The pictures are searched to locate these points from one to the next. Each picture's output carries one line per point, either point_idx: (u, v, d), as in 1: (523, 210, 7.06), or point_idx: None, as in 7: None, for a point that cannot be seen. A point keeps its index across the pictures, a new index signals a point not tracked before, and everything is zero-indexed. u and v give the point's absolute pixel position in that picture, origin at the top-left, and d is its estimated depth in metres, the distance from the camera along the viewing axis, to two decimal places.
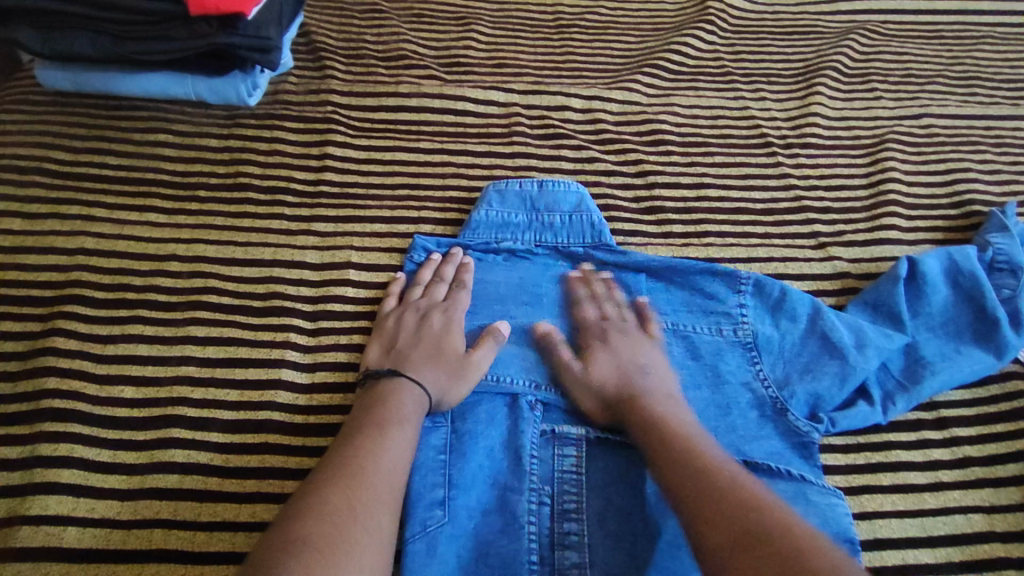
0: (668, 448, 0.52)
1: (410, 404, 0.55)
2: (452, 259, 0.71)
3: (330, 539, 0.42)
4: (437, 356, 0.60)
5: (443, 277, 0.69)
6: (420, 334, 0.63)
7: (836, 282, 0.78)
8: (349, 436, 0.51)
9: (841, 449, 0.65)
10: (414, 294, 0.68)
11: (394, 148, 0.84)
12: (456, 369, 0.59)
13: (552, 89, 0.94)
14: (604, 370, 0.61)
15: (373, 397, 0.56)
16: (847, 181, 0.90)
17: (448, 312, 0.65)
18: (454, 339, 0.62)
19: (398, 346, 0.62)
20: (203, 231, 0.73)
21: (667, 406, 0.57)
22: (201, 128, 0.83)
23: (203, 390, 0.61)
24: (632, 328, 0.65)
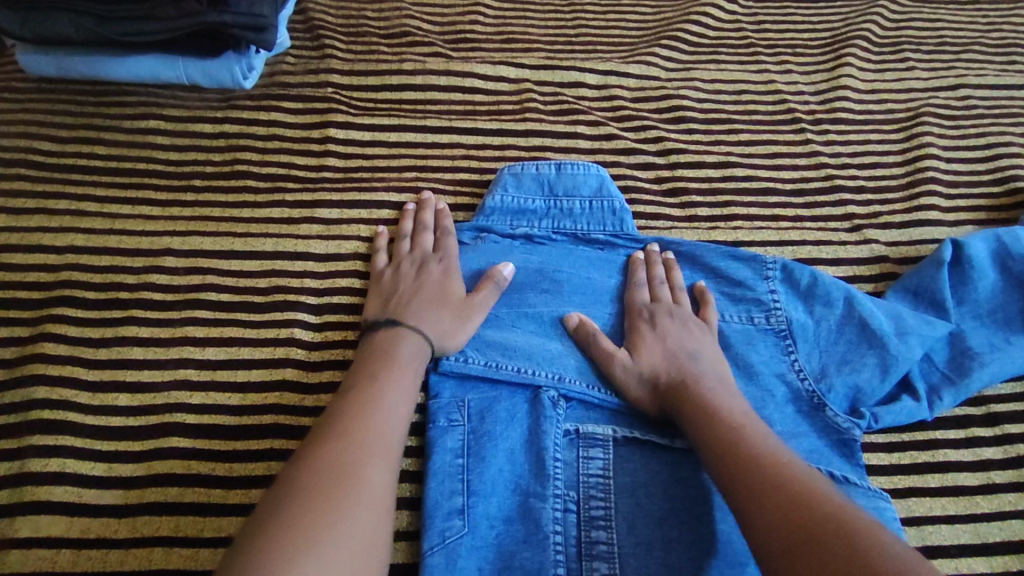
0: (713, 438, 0.50)
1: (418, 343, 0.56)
2: (427, 207, 0.70)
3: (349, 461, 0.44)
4: (435, 303, 0.59)
5: (425, 225, 0.68)
6: (415, 282, 0.61)
7: (873, 267, 0.74)
8: (334, 418, 0.48)
9: (883, 448, 0.61)
10: (402, 245, 0.66)
11: (399, 128, 0.79)
12: (457, 315, 0.59)
13: (565, 64, 0.88)
14: (640, 357, 0.57)
15: (362, 376, 0.52)
16: (881, 158, 0.84)
17: (441, 259, 0.64)
18: (451, 283, 0.61)
19: (397, 298, 0.60)
20: (199, 223, 0.69)
21: (710, 389, 0.53)
22: (194, 113, 0.79)
23: (203, 394, 0.58)
24: (658, 311, 0.61)
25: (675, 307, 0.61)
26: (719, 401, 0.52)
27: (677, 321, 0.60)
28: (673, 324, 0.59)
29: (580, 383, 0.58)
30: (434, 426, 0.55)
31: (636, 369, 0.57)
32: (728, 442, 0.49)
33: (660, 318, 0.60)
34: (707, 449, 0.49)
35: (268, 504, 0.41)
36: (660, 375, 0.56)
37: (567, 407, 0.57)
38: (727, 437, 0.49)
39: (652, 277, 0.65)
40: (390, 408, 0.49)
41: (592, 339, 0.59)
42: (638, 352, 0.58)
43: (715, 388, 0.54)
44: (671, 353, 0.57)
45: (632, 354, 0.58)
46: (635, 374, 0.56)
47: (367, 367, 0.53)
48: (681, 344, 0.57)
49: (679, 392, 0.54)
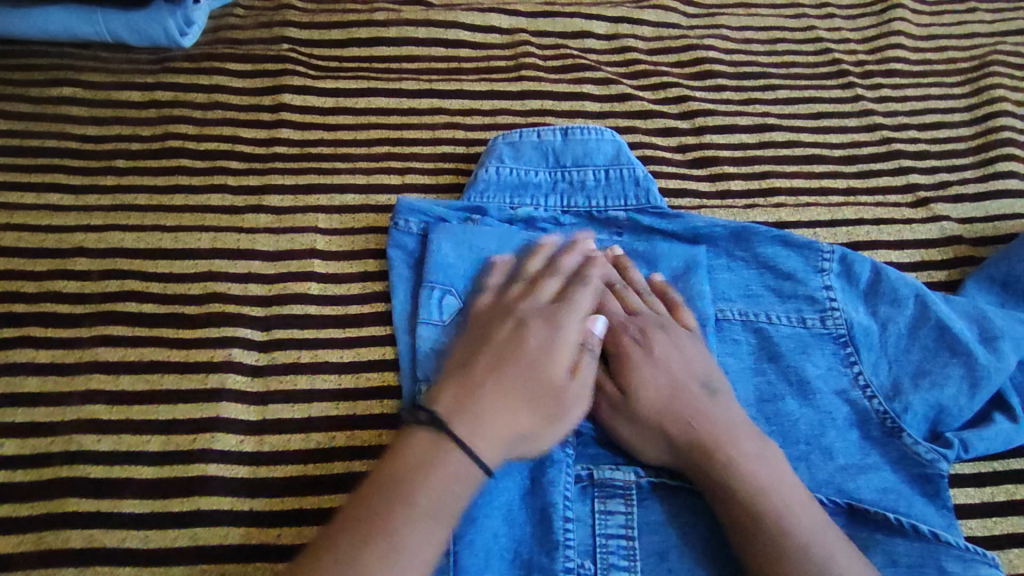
0: (754, 541, 0.39)
1: (495, 437, 0.40)
2: (574, 248, 0.51)
3: None
4: (525, 392, 0.42)
5: (559, 270, 0.49)
6: (509, 345, 0.44)
7: (945, 250, 0.61)
8: (348, 544, 0.36)
9: (973, 482, 0.50)
10: (512, 290, 0.48)
11: (368, 91, 0.66)
12: (546, 413, 0.42)
13: (568, 10, 0.74)
14: (641, 391, 0.45)
15: (394, 478, 0.38)
16: (946, 117, 0.70)
17: (555, 321, 0.45)
18: (554, 361, 0.44)
19: (478, 362, 0.43)
20: (120, 214, 0.56)
21: (743, 462, 0.41)
22: (119, 77, 0.64)
23: (113, 439, 0.47)
24: (644, 323, 0.48)
25: (660, 316, 0.49)
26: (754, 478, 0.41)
27: (669, 338, 0.47)
28: (663, 339, 0.47)
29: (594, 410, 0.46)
30: None
31: (636, 415, 0.44)
32: (774, 550, 0.38)
33: (649, 335, 0.47)
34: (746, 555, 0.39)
35: None
36: (670, 428, 0.43)
37: (577, 444, 0.46)
38: (774, 547, 0.39)
39: (621, 279, 0.51)
40: (424, 532, 0.37)
41: None
42: (638, 389, 0.45)
43: (748, 455, 0.42)
44: (677, 385, 0.45)
45: (622, 386, 0.45)
46: (637, 431, 0.44)
47: (403, 468, 0.38)
48: (687, 374, 0.45)
49: (699, 463, 0.42)
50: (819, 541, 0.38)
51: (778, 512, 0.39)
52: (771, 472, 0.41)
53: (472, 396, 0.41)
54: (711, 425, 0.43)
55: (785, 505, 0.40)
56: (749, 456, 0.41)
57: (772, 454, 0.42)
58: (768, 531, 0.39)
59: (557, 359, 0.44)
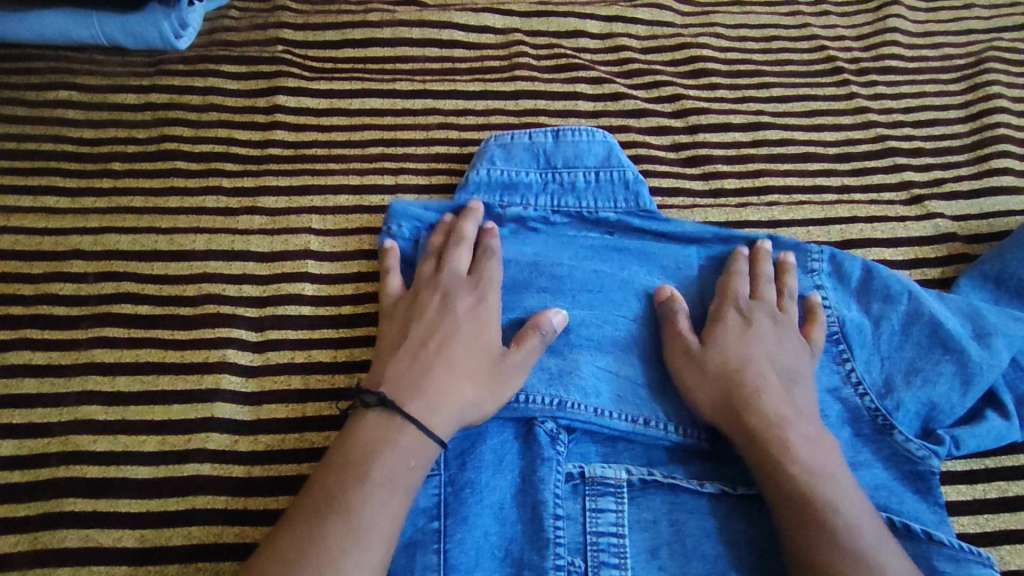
0: (797, 516, 0.40)
1: (445, 404, 0.42)
2: (472, 215, 0.53)
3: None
4: (459, 361, 0.44)
5: (463, 240, 0.51)
6: (434, 322, 0.46)
7: (939, 248, 0.61)
8: (309, 525, 0.37)
9: (964, 479, 0.50)
10: (428, 269, 0.50)
11: (362, 93, 0.66)
12: (490, 381, 0.44)
13: (562, 9, 0.74)
14: (725, 369, 0.46)
15: (350, 456, 0.39)
16: (941, 114, 0.70)
17: (473, 294, 0.48)
18: (482, 332, 0.46)
19: (411, 344, 0.45)
20: (116, 216, 0.56)
21: (798, 443, 0.42)
22: (114, 80, 0.65)
23: (109, 439, 0.47)
24: (759, 311, 0.49)
25: (777, 310, 0.50)
26: (809, 457, 0.41)
27: (776, 329, 0.48)
28: (771, 329, 0.48)
29: (586, 408, 0.46)
30: None
31: (711, 388, 0.45)
32: (817, 527, 0.39)
33: (758, 320, 0.49)
34: (787, 530, 0.40)
35: None
36: (739, 402, 0.44)
37: (569, 441, 0.46)
38: (821, 528, 0.39)
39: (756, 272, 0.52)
40: (382, 502, 0.38)
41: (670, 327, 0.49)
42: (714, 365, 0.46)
43: (808, 437, 0.42)
44: (761, 365, 0.46)
45: (715, 356, 0.46)
46: (709, 402, 0.45)
47: (357, 445, 0.40)
48: (776, 360, 0.46)
49: (760, 435, 0.43)
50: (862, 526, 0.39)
51: (825, 494, 0.40)
52: (827, 458, 0.42)
53: (412, 371, 0.43)
54: (781, 405, 0.44)
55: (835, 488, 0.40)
56: (806, 437, 0.42)
57: (827, 440, 0.43)
58: (814, 509, 0.39)
59: (484, 330, 0.46)
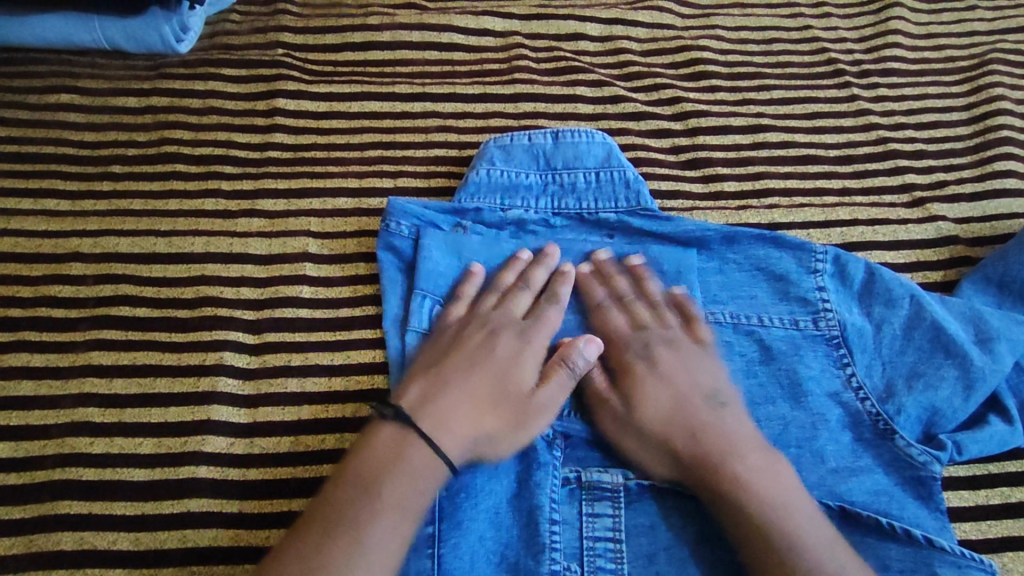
0: (759, 551, 0.39)
1: (455, 440, 0.41)
2: (545, 262, 0.52)
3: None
4: (487, 399, 0.44)
5: (530, 285, 0.51)
6: (477, 353, 0.46)
7: (941, 250, 0.60)
8: (317, 543, 0.36)
9: (966, 485, 0.50)
10: (485, 303, 0.50)
11: (362, 96, 0.66)
12: (513, 423, 0.44)
13: (562, 12, 0.74)
14: (643, 410, 0.45)
15: (363, 471, 0.39)
16: (944, 116, 0.69)
17: (524, 336, 0.48)
18: (521, 373, 0.46)
19: (445, 369, 0.45)
20: (115, 219, 0.57)
21: (748, 474, 0.41)
22: (115, 84, 0.65)
23: (106, 442, 0.47)
24: (649, 342, 0.48)
25: (666, 331, 0.49)
26: (756, 492, 0.41)
27: (670, 355, 0.47)
28: (670, 356, 0.47)
29: (582, 416, 0.47)
30: None
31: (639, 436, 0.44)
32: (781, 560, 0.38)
33: (660, 354, 0.47)
34: (754, 564, 0.40)
35: None
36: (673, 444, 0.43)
37: (566, 447, 0.46)
38: (780, 557, 0.39)
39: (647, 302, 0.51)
40: (391, 520, 0.38)
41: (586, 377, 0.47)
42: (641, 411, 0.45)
43: (755, 469, 0.41)
44: (679, 401, 0.45)
45: (625, 404, 0.46)
46: (640, 452, 0.44)
47: (370, 460, 0.40)
48: (690, 390, 0.45)
49: (705, 471, 0.42)
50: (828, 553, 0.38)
51: (782, 524, 0.39)
52: (779, 484, 0.41)
53: (441, 396, 0.43)
54: (716, 440, 0.43)
55: (792, 518, 0.40)
56: (754, 468, 0.41)
57: (779, 466, 0.42)
58: (773, 543, 0.39)
59: (522, 370, 0.46)
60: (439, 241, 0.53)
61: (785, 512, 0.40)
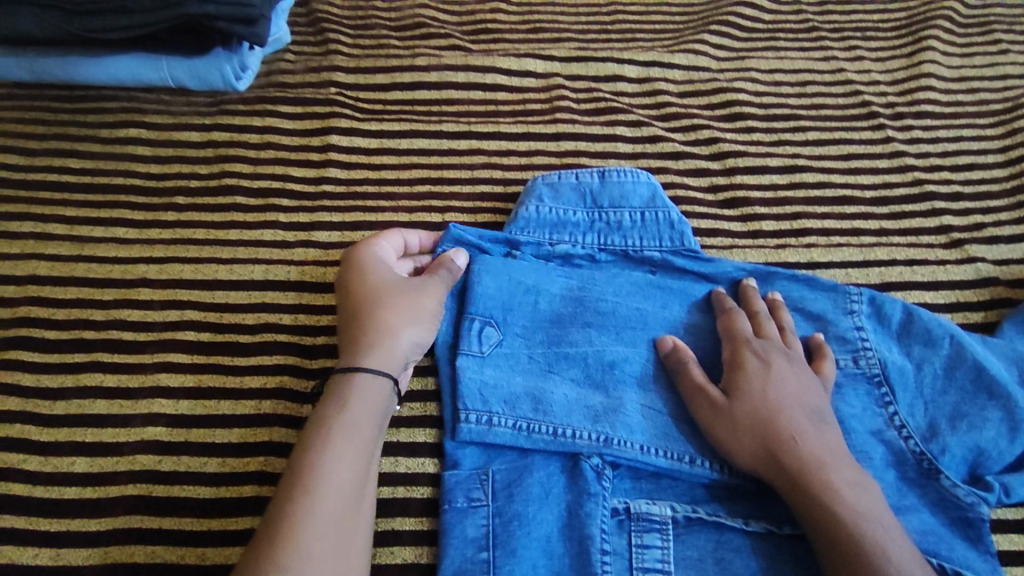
0: (842, 546, 0.40)
1: (383, 348, 0.46)
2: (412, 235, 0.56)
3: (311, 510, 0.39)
4: (378, 311, 0.48)
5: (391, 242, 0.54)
6: (354, 285, 0.50)
7: (981, 291, 0.61)
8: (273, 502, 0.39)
9: (1016, 528, 0.49)
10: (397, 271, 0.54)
11: (410, 133, 0.69)
12: (413, 311, 0.49)
13: (600, 55, 0.77)
14: (742, 403, 0.46)
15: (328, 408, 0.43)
16: (979, 158, 0.71)
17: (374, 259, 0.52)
18: (392, 284, 0.50)
19: (345, 316, 0.49)
20: (180, 247, 0.59)
21: (839, 485, 0.42)
22: (180, 119, 0.69)
23: (172, 460, 0.49)
24: (768, 348, 0.49)
25: (776, 341, 0.50)
26: (848, 498, 0.42)
27: (793, 366, 0.48)
28: (785, 365, 0.48)
29: (632, 445, 0.47)
30: (450, 508, 0.45)
31: (740, 431, 0.45)
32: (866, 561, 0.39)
33: (773, 357, 0.48)
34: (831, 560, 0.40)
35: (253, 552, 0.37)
36: (774, 441, 0.44)
37: (613, 476, 0.47)
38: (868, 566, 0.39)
39: (756, 313, 0.52)
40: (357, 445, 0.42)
41: (684, 369, 0.49)
42: (738, 409, 0.46)
43: (848, 481, 0.42)
44: (782, 404, 0.45)
45: (736, 393, 0.46)
46: (734, 440, 0.45)
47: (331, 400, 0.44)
48: (801, 397, 0.46)
49: (794, 474, 0.43)
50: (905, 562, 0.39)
51: (871, 535, 0.40)
52: (867, 493, 0.42)
53: (347, 331, 0.48)
54: (816, 446, 0.44)
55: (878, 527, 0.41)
56: (847, 480, 0.42)
57: (868, 484, 0.43)
58: (856, 545, 0.40)
59: (383, 276, 0.50)
60: (488, 266, 0.53)
61: (875, 520, 0.41)
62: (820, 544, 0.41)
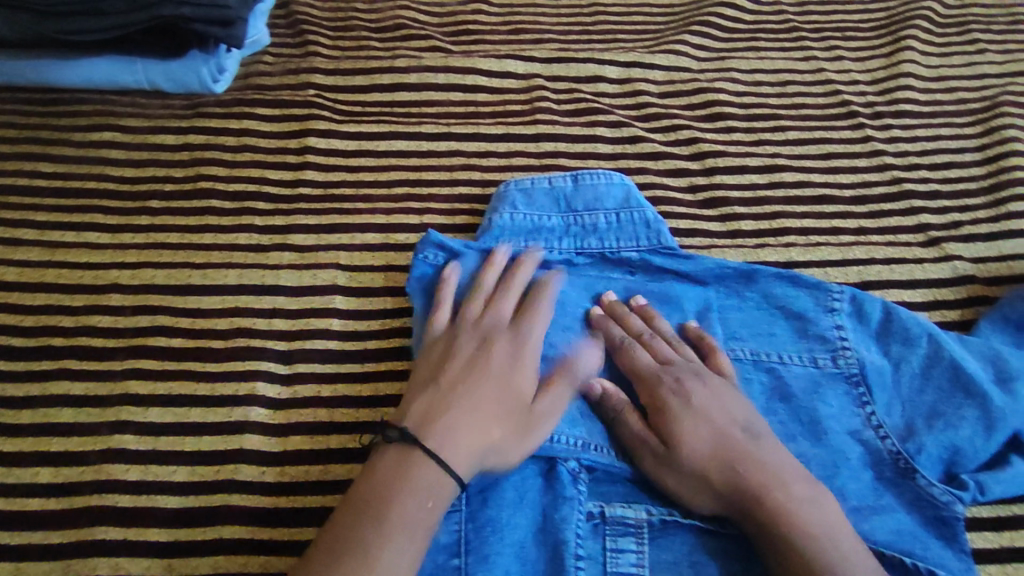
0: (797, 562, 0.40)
1: (464, 450, 0.43)
2: (524, 266, 0.54)
3: (373, 528, 0.39)
4: (491, 410, 0.45)
5: (513, 289, 0.52)
6: (473, 367, 0.47)
7: (958, 290, 0.61)
8: (348, 511, 0.41)
9: (991, 526, 0.49)
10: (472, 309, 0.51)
11: (389, 135, 0.69)
12: (517, 420, 0.46)
13: (581, 56, 0.77)
14: (681, 441, 0.45)
15: (408, 453, 0.42)
16: (957, 157, 0.71)
17: (511, 339, 0.49)
18: (514, 383, 0.47)
19: (441, 381, 0.46)
20: (153, 252, 0.59)
21: (792, 505, 0.42)
22: (154, 122, 0.68)
23: (140, 468, 0.48)
24: (680, 373, 0.48)
25: (689, 363, 0.49)
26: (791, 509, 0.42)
27: (706, 385, 0.47)
28: (699, 390, 0.47)
29: (608, 447, 0.46)
30: None
31: (674, 459, 0.44)
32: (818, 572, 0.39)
33: (685, 383, 0.47)
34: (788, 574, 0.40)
35: (321, 561, 0.38)
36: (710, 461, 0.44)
37: (590, 480, 0.47)
38: None
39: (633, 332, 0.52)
40: (436, 477, 0.42)
41: (621, 410, 0.47)
42: (679, 445, 0.45)
43: (801, 500, 0.42)
44: (718, 438, 0.44)
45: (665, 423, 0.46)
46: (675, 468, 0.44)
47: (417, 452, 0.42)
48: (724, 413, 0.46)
49: (745, 501, 0.42)
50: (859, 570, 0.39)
51: (828, 556, 0.40)
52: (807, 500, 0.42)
53: (441, 413, 0.44)
54: (761, 471, 0.43)
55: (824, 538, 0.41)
56: (800, 500, 0.42)
57: (827, 499, 0.43)
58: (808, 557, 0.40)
59: (509, 365, 0.48)
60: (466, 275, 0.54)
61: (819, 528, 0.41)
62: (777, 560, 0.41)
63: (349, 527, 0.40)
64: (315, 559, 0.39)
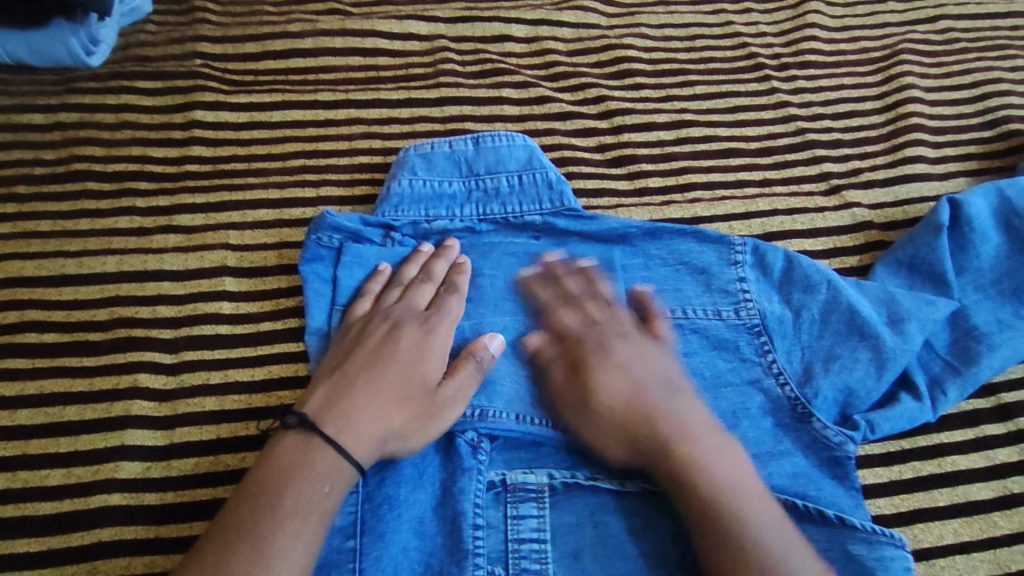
0: (715, 538, 0.40)
1: (369, 432, 0.42)
2: (445, 254, 0.52)
3: (263, 515, 0.38)
4: (398, 392, 0.44)
5: (432, 277, 0.51)
6: (380, 349, 0.46)
7: (856, 236, 0.62)
8: (240, 499, 0.39)
9: (881, 461, 0.51)
10: (389, 295, 0.50)
11: (283, 105, 0.65)
12: (426, 406, 0.44)
13: (487, 14, 0.74)
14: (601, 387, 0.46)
15: (307, 440, 0.41)
16: (859, 106, 0.72)
17: (421, 322, 0.48)
18: (427, 366, 0.46)
19: (345, 363, 0.45)
20: (20, 242, 0.54)
21: (705, 455, 0.42)
22: (17, 100, 0.63)
23: (11, 475, 0.45)
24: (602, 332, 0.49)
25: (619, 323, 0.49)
26: (710, 460, 0.42)
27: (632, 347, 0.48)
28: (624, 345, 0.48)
29: (509, 417, 0.47)
30: None
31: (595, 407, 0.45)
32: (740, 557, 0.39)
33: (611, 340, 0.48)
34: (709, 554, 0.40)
35: (210, 549, 0.37)
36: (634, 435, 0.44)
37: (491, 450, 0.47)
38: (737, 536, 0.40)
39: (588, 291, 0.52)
40: (335, 461, 0.40)
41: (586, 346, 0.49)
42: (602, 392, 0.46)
43: (708, 450, 0.43)
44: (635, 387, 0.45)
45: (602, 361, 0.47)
46: (595, 405, 0.45)
47: (315, 439, 0.41)
48: (650, 376, 0.46)
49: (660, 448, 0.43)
50: (786, 550, 0.39)
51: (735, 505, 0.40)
52: (731, 473, 0.42)
53: (345, 397, 0.43)
54: (674, 422, 0.44)
55: (742, 509, 0.40)
56: (707, 450, 0.43)
57: (728, 450, 0.43)
58: (729, 536, 0.40)
59: (420, 346, 0.47)
60: (353, 258, 0.52)
61: (742, 501, 0.41)
62: (694, 534, 0.41)
63: (239, 515, 0.38)
64: (202, 548, 0.37)
